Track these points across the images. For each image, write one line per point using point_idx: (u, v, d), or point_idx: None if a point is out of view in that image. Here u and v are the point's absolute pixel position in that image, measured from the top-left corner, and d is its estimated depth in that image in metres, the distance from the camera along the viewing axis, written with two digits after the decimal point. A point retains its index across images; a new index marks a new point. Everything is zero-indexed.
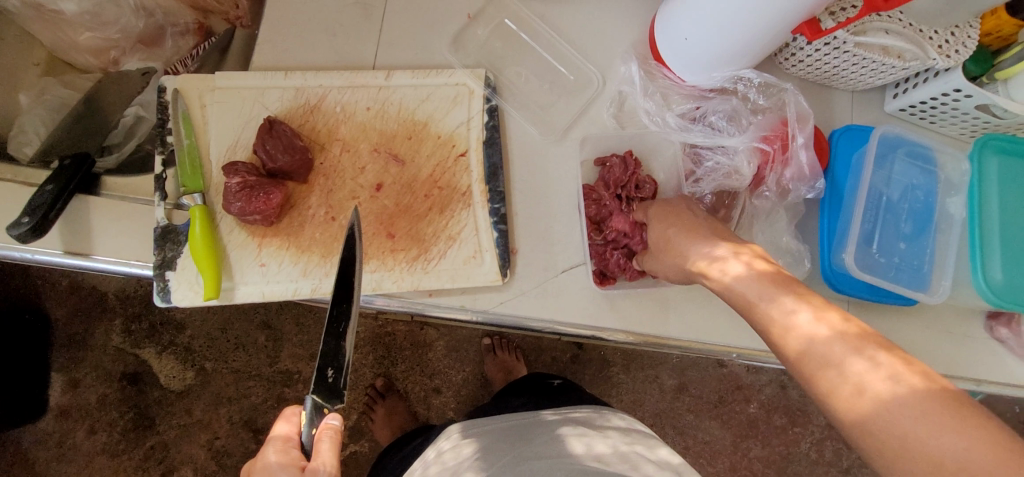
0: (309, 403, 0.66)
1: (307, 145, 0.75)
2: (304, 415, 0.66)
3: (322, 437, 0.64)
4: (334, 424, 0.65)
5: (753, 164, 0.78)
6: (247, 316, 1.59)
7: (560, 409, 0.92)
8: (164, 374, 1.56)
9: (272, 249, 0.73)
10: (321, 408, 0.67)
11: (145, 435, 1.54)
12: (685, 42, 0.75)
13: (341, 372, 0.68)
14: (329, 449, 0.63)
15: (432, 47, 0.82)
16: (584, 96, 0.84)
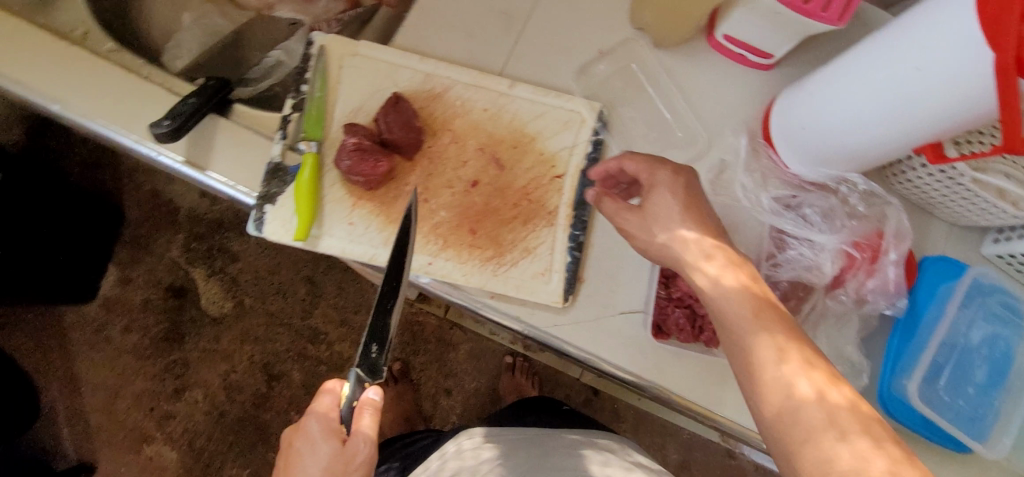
0: (353, 377, 0.72)
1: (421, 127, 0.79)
2: (346, 389, 0.71)
3: (362, 412, 0.69)
4: (372, 397, 0.71)
5: (836, 265, 0.78)
6: (296, 266, 1.66)
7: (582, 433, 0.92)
8: (206, 297, 1.62)
9: (363, 212, 0.77)
10: (364, 380, 0.72)
11: (170, 347, 1.59)
12: (802, 130, 0.77)
13: (385, 348, 0.72)
14: (368, 423, 0.69)
15: (558, 70, 0.86)
16: (688, 154, 0.86)
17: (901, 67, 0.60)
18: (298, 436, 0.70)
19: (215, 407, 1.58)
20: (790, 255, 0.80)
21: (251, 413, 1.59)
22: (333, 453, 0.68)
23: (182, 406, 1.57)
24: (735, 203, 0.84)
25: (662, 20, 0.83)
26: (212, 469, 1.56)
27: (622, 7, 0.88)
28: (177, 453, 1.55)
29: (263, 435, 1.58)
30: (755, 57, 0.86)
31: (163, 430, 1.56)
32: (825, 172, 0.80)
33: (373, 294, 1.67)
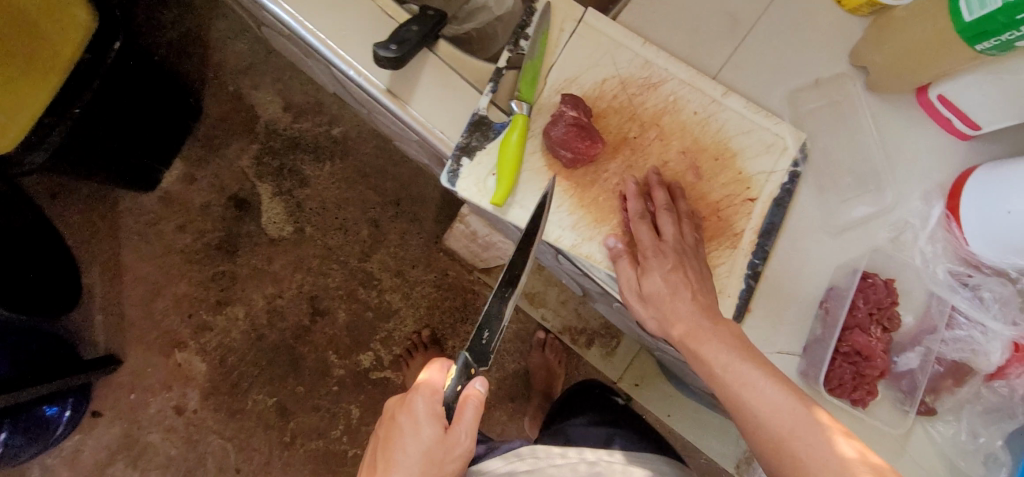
0: (461, 361, 0.76)
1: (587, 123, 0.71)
2: (452, 373, 0.76)
3: (467, 403, 0.73)
4: (475, 390, 0.75)
5: (1004, 355, 0.78)
6: (365, 205, 1.59)
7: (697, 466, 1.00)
8: (267, 216, 1.55)
9: (557, 189, 0.73)
10: (471, 367, 0.77)
11: (221, 258, 1.53)
12: (1004, 214, 0.74)
13: (494, 336, 0.76)
14: (470, 416, 0.73)
15: (770, 90, 0.82)
16: (874, 207, 0.83)
17: None
18: (403, 411, 0.74)
19: (254, 329, 1.53)
20: (956, 334, 0.80)
21: (289, 343, 1.53)
22: (433, 432, 0.71)
23: (221, 320, 1.52)
24: (910, 265, 0.82)
25: (896, 65, 0.79)
26: (238, 391, 1.51)
27: (844, 40, 0.84)
28: (207, 366, 1.50)
29: (296, 368, 1.53)
30: (962, 125, 0.83)
31: (198, 340, 1.50)
32: (1011, 261, 0.77)
33: (434, 252, 1.60)
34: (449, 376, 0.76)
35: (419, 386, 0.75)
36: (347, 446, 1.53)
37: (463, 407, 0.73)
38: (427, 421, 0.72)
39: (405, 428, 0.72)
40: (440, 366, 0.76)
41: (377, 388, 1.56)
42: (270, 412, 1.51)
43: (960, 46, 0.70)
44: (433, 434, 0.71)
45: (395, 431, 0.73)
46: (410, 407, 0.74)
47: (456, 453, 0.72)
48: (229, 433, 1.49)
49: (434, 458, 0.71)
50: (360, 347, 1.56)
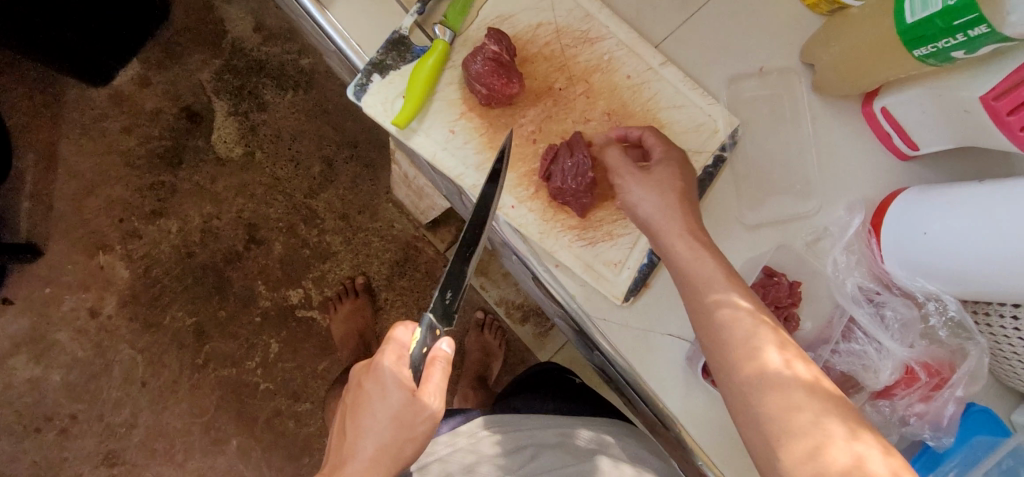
0: (426, 323, 0.65)
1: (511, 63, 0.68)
2: (417, 334, 0.65)
3: (434, 364, 0.64)
4: (443, 350, 0.65)
5: (894, 376, 0.76)
6: (321, 142, 1.55)
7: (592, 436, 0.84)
8: (218, 134, 1.51)
9: (468, 125, 0.70)
10: (435, 327, 0.66)
11: (163, 168, 1.49)
12: (921, 235, 0.72)
13: (459, 296, 0.66)
14: (439, 379, 0.64)
15: (711, 71, 0.80)
16: (793, 209, 0.81)
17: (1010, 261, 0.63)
18: (368, 377, 0.64)
19: (185, 245, 1.49)
20: (852, 348, 0.77)
21: (218, 266, 1.50)
22: (403, 399, 0.63)
23: (152, 230, 1.48)
24: (819, 272, 0.81)
25: (844, 65, 0.76)
26: (158, 304, 1.48)
27: (799, 35, 0.82)
28: (131, 274, 1.47)
29: (221, 293, 1.50)
30: (901, 143, 0.81)
31: (126, 246, 1.47)
32: (920, 284, 0.76)
33: (383, 202, 1.57)
34: (414, 337, 0.65)
35: (382, 349, 0.64)
36: (259, 379, 1.51)
37: (431, 371, 0.64)
38: (397, 387, 0.63)
39: (370, 395, 0.64)
40: (402, 330, 0.65)
41: (301, 327, 1.53)
42: (186, 331, 1.48)
43: (902, 52, 0.68)
44: (404, 401, 0.63)
45: (359, 399, 0.64)
46: (374, 373, 0.64)
47: (429, 420, 0.64)
48: (142, 345, 1.47)
49: (407, 426, 0.63)
50: (291, 283, 1.53)
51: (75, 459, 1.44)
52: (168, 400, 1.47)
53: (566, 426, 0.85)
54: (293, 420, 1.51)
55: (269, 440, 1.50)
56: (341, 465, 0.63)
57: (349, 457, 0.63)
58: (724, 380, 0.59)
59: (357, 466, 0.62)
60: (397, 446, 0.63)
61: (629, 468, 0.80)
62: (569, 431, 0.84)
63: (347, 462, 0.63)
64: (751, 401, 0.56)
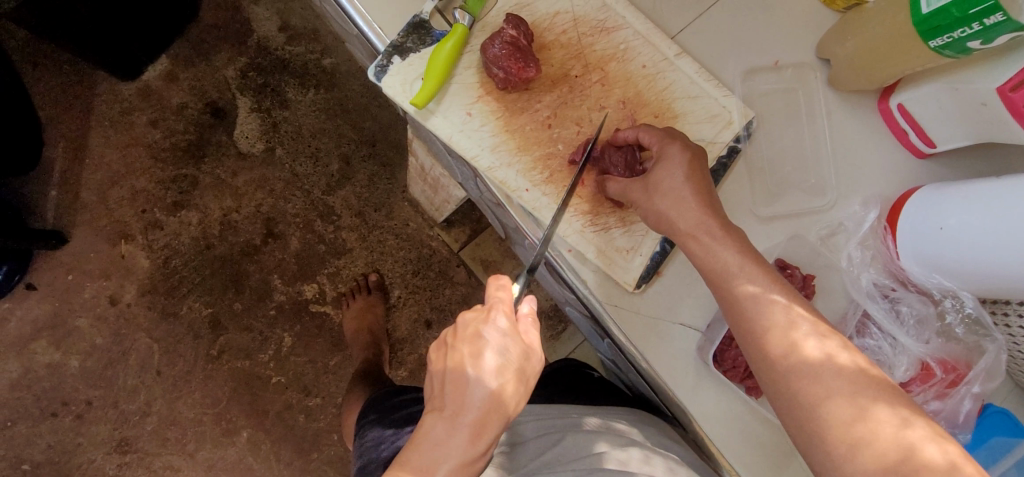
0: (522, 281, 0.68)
1: (528, 49, 0.70)
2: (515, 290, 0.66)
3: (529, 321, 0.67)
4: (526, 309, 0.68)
5: (909, 373, 0.75)
6: (339, 140, 1.58)
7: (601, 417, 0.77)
8: (241, 129, 1.55)
9: (485, 108, 0.72)
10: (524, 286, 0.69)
11: (187, 162, 1.53)
12: (937, 231, 0.71)
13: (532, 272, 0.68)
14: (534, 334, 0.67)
15: (726, 64, 0.81)
16: (807, 202, 0.81)
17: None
18: (488, 324, 0.64)
19: (204, 237, 1.52)
20: (867, 344, 0.77)
21: (235, 259, 1.53)
22: (514, 347, 0.64)
23: (174, 222, 1.51)
24: (833, 266, 0.80)
25: (861, 58, 0.76)
26: (176, 294, 1.50)
27: (814, 32, 0.83)
28: (151, 263, 1.50)
29: (238, 285, 1.52)
30: (918, 140, 0.81)
31: (147, 236, 1.50)
32: (936, 280, 0.75)
33: (399, 200, 1.59)
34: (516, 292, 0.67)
35: (490, 304, 0.64)
36: (272, 373, 1.52)
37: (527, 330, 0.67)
38: (509, 336, 0.64)
39: (481, 346, 0.63)
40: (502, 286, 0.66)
41: (314, 321, 1.54)
42: (202, 322, 1.51)
43: (916, 43, 0.68)
44: (517, 349, 0.64)
45: (477, 347, 0.63)
46: (485, 325, 0.64)
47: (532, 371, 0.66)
48: (158, 334, 1.49)
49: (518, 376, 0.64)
50: (306, 278, 1.55)
51: (88, 445, 1.45)
52: (181, 390, 1.49)
53: (566, 418, 0.76)
54: (303, 415, 1.52)
55: (278, 433, 1.51)
56: (457, 418, 0.61)
57: (466, 409, 0.61)
58: None
59: (477, 416, 0.61)
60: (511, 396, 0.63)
61: (637, 450, 0.69)
62: (570, 421, 0.75)
63: (464, 413, 0.61)
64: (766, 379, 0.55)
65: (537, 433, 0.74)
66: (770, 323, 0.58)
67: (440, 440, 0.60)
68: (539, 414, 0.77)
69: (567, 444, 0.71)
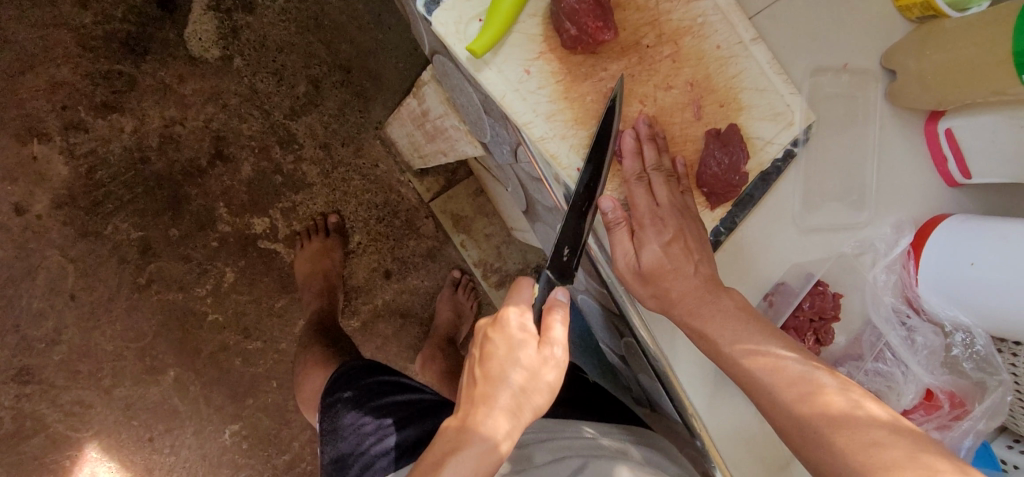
0: (544, 280, 0.63)
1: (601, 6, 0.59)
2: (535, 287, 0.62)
3: (553, 314, 0.61)
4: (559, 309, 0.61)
5: (914, 399, 0.75)
6: (309, 59, 1.38)
7: (606, 432, 0.73)
8: (192, 28, 1.32)
9: (546, 67, 0.62)
10: (553, 282, 0.63)
11: (123, 56, 1.29)
12: (967, 266, 0.71)
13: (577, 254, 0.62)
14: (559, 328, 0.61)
15: (796, 58, 0.75)
16: (845, 217, 0.78)
17: None
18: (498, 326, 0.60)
19: (139, 149, 1.31)
20: (877, 368, 0.76)
21: (175, 179, 1.33)
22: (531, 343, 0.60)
23: (101, 126, 1.30)
24: (857, 285, 0.78)
25: (937, 78, 0.72)
26: (100, 212, 1.30)
27: (884, 37, 0.78)
28: (70, 171, 1.29)
29: (176, 209, 1.34)
30: (955, 168, 0.79)
31: (68, 139, 1.28)
32: (952, 313, 0.74)
33: (370, 137, 1.43)
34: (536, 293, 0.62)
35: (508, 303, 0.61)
36: (208, 310, 1.37)
37: (551, 320, 0.60)
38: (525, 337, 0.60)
39: (499, 348, 0.60)
40: (529, 283, 0.62)
41: (262, 258, 1.39)
42: (129, 246, 1.32)
43: (1002, 72, 0.64)
44: (533, 350, 0.60)
45: (492, 349, 0.60)
46: (499, 326, 0.60)
47: (550, 372, 0.61)
48: (75, 254, 1.30)
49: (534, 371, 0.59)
50: (257, 210, 1.38)
51: None
52: (99, 319, 1.32)
53: (580, 438, 0.69)
54: (240, 358, 1.39)
55: (210, 375, 1.38)
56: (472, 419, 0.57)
57: (477, 414, 0.57)
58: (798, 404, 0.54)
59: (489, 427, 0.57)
60: (526, 403, 0.59)
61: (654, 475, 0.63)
62: (586, 443, 0.68)
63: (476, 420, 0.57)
64: (838, 423, 0.52)
65: (552, 456, 0.66)
66: (825, 380, 0.55)
67: (452, 441, 0.56)
68: (544, 433, 0.71)
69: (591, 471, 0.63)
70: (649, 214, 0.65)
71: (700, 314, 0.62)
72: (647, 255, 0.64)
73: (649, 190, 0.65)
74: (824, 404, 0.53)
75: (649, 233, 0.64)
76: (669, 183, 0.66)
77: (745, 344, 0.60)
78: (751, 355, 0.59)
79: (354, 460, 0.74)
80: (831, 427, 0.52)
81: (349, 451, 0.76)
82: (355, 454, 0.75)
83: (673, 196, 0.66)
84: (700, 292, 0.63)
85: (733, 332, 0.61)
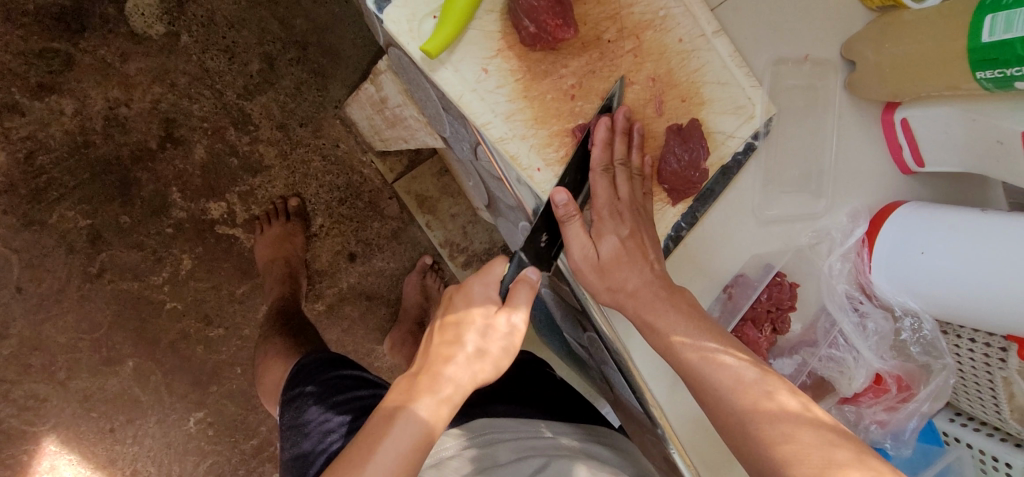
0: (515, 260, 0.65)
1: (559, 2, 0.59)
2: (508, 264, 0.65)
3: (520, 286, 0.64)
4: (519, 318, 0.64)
5: (864, 384, 0.78)
6: (262, 35, 1.32)
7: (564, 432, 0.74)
8: (134, 3, 1.24)
9: (504, 65, 0.61)
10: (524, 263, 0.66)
11: (58, 34, 1.21)
12: (918, 255, 0.73)
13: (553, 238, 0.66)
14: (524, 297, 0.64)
15: (754, 52, 0.75)
16: (804, 208, 0.79)
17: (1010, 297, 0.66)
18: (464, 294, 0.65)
19: (82, 132, 1.25)
20: (831, 354, 0.78)
21: (123, 163, 1.27)
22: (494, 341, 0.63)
23: (39, 108, 1.22)
24: (814, 275, 0.79)
25: (892, 71, 0.72)
26: (44, 200, 1.24)
27: (844, 27, 0.78)
28: (7, 158, 1.22)
29: (126, 195, 1.28)
30: (910, 157, 0.80)
31: (2, 122, 1.20)
32: (902, 300, 0.77)
33: (330, 117, 1.38)
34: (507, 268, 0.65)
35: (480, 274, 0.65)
36: (166, 298, 1.33)
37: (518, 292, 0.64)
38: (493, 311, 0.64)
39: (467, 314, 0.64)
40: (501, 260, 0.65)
41: (220, 244, 1.35)
42: (78, 235, 1.27)
43: (958, 68, 0.65)
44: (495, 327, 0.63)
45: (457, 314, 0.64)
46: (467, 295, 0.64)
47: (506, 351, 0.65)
48: (19, 244, 1.24)
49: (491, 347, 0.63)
50: (212, 194, 1.33)
51: None
52: (49, 311, 1.27)
53: (541, 439, 0.71)
54: (202, 346, 1.36)
55: (172, 364, 1.35)
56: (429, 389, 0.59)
57: (428, 393, 0.59)
58: (754, 403, 0.56)
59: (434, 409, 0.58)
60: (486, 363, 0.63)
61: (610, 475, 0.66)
62: (547, 444, 0.70)
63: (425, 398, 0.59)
64: (787, 421, 0.53)
65: (516, 456, 0.68)
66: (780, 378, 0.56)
67: (392, 414, 0.57)
68: (506, 432, 0.72)
69: (552, 471, 0.65)
70: (604, 209, 0.64)
71: (655, 311, 0.63)
72: (601, 249, 0.64)
73: (607, 185, 0.65)
74: (765, 403, 0.55)
75: (606, 224, 0.64)
76: (632, 180, 0.66)
77: (695, 341, 0.61)
78: (711, 352, 0.60)
79: (313, 458, 0.74)
80: (772, 423, 0.54)
81: (309, 449, 0.76)
82: (314, 451, 0.75)
83: (634, 193, 0.66)
84: (656, 288, 0.64)
85: (681, 328, 0.61)
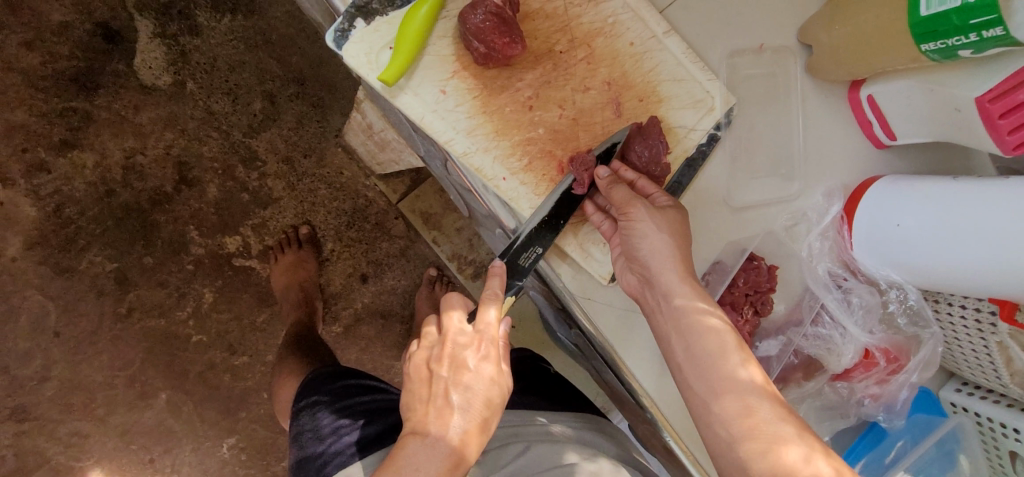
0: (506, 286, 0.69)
1: (505, 20, 0.63)
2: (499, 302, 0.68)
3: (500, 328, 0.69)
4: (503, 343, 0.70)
5: (854, 360, 0.78)
6: (262, 75, 1.39)
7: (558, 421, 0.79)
8: (142, 58, 1.33)
9: (461, 85, 0.66)
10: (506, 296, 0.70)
11: (75, 94, 1.30)
12: (895, 227, 0.74)
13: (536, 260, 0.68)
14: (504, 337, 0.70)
15: (709, 47, 0.78)
16: (777, 191, 0.81)
17: (986, 261, 0.66)
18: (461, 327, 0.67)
19: (104, 182, 1.33)
20: (818, 332, 0.79)
21: (142, 208, 1.35)
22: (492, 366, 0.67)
23: (63, 164, 1.31)
24: (794, 256, 0.81)
25: (843, 51, 0.75)
26: (73, 248, 1.33)
27: (797, 14, 0.81)
28: (38, 212, 1.31)
29: (147, 237, 1.36)
30: (881, 132, 0.81)
31: (31, 180, 1.30)
32: (884, 272, 0.78)
33: (332, 146, 1.44)
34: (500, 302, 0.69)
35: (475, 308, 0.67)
36: (191, 331, 1.40)
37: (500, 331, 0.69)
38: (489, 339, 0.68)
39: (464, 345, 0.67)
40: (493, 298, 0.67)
41: (238, 276, 1.42)
42: (106, 278, 1.35)
43: (904, 42, 0.67)
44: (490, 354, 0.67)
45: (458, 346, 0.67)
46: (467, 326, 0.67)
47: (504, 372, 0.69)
48: (54, 291, 1.33)
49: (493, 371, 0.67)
50: (227, 229, 1.41)
51: None
52: (85, 352, 1.36)
53: (528, 425, 0.77)
54: (228, 375, 1.43)
55: (201, 393, 1.42)
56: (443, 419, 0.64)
57: (451, 416, 0.64)
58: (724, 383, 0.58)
59: (461, 429, 0.63)
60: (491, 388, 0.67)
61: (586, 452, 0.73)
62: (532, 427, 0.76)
63: (449, 420, 0.64)
64: None
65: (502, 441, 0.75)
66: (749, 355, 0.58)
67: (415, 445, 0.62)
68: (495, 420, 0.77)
69: (534, 454, 0.72)
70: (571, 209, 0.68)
71: None
72: None
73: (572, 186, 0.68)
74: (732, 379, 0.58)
75: None
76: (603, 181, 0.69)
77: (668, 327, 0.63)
78: (683, 337, 0.62)
79: (317, 459, 0.79)
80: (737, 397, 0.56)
81: (313, 451, 0.80)
82: (317, 453, 0.80)
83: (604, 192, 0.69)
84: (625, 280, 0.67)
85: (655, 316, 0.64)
